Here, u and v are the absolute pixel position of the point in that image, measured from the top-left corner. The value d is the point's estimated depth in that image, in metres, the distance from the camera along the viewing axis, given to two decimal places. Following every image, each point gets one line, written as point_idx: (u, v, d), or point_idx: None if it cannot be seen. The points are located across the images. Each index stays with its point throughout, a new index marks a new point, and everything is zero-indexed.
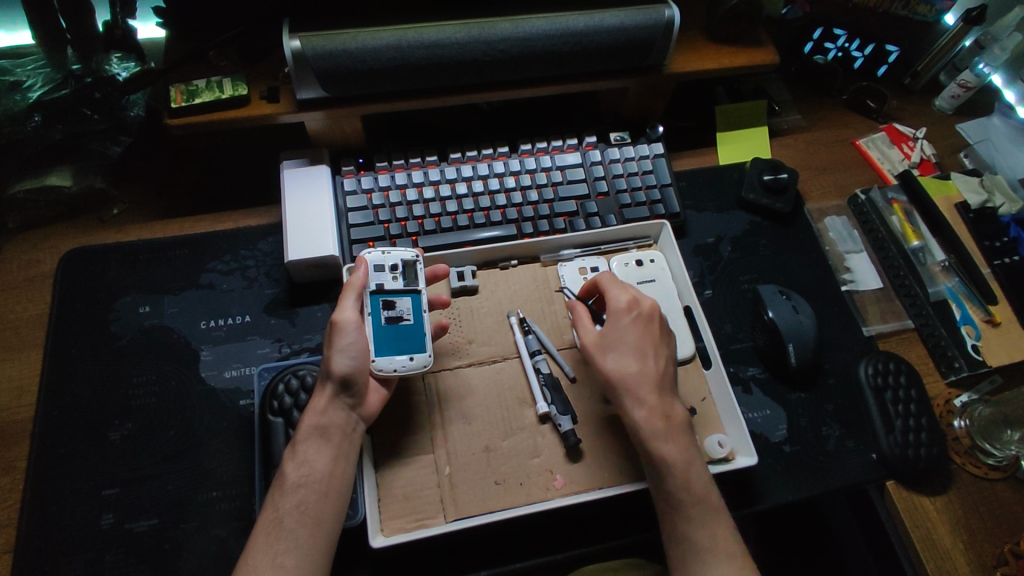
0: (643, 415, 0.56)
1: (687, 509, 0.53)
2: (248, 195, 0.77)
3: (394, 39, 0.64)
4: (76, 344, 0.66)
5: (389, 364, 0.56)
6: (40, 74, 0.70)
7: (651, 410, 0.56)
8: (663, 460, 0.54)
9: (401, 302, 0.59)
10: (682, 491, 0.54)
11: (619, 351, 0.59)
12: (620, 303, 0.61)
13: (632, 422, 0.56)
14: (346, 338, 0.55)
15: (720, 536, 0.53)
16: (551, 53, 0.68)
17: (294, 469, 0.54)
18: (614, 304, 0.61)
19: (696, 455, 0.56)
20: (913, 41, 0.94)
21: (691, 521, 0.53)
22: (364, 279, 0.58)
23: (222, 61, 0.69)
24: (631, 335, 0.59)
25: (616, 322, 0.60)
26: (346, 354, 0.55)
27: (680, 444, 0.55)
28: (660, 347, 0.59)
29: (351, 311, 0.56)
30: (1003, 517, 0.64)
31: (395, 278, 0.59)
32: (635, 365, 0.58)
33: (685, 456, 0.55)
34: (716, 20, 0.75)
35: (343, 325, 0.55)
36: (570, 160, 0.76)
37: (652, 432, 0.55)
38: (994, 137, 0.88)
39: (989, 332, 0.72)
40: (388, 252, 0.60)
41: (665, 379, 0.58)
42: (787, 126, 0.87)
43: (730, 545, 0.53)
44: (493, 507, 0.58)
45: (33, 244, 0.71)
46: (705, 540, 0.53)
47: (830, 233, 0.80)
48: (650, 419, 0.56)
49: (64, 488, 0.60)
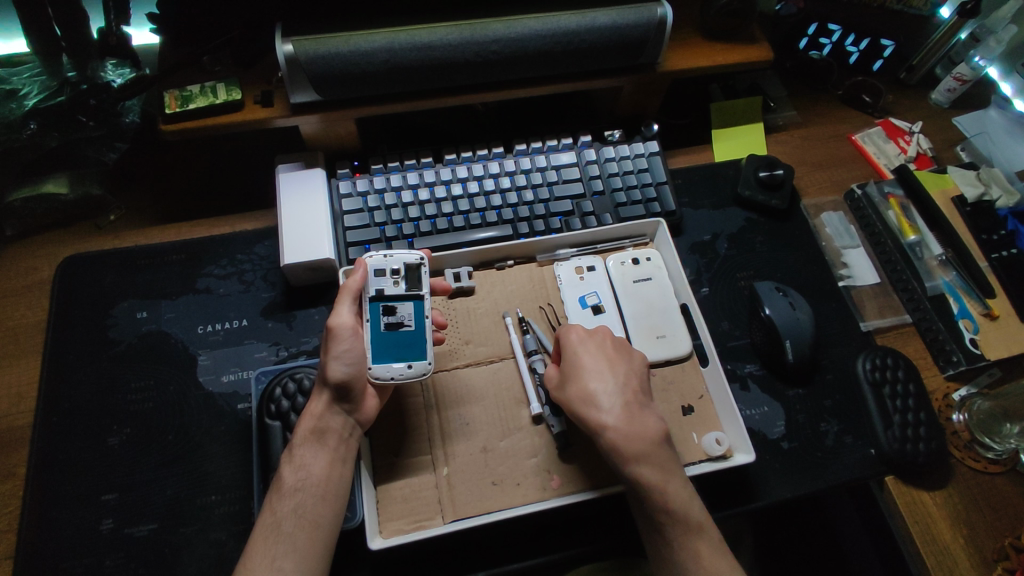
0: (614, 434, 0.53)
1: (669, 531, 0.52)
2: (244, 199, 0.77)
3: (387, 42, 0.64)
4: (74, 350, 0.67)
5: (386, 371, 0.56)
6: (35, 83, 0.70)
7: (620, 428, 0.54)
8: (642, 482, 0.53)
9: (402, 308, 0.59)
10: (660, 513, 0.52)
11: (577, 379, 0.56)
12: (572, 336, 0.59)
13: (606, 444, 0.54)
14: (342, 345, 0.56)
15: (705, 556, 0.52)
16: (543, 54, 0.68)
17: (291, 472, 0.54)
18: (565, 336, 0.59)
19: (673, 471, 0.54)
20: (909, 34, 0.94)
21: (675, 545, 0.52)
22: (361, 283, 0.57)
23: (216, 66, 0.70)
24: (588, 361, 0.57)
25: (569, 352, 0.58)
26: (341, 361, 0.56)
27: (657, 464, 0.53)
28: (617, 362, 0.58)
29: (347, 316, 0.56)
30: (1002, 511, 0.64)
31: (395, 283, 0.59)
32: (596, 386, 0.56)
33: (663, 475, 0.53)
34: (710, 17, 0.75)
35: (338, 330, 0.55)
36: (565, 160, 0.76)
37: (628, 451, 0.53)
38: (992, 129, 0.87)
39: (987, 325, 0.72)
40: (391, 255, 0.60)
41: (632, 394, 0.56)
42: (783, 122, 0.87)
43: (717, 562, 0.52)
44: (490, 508, 0.58)
45: (32, 251, 0.72)
46: (689, 561, 0.52)
47: (826, 229, 0.80)
48: (622, 438, 0.53)
49: (64, 495, 0.60)
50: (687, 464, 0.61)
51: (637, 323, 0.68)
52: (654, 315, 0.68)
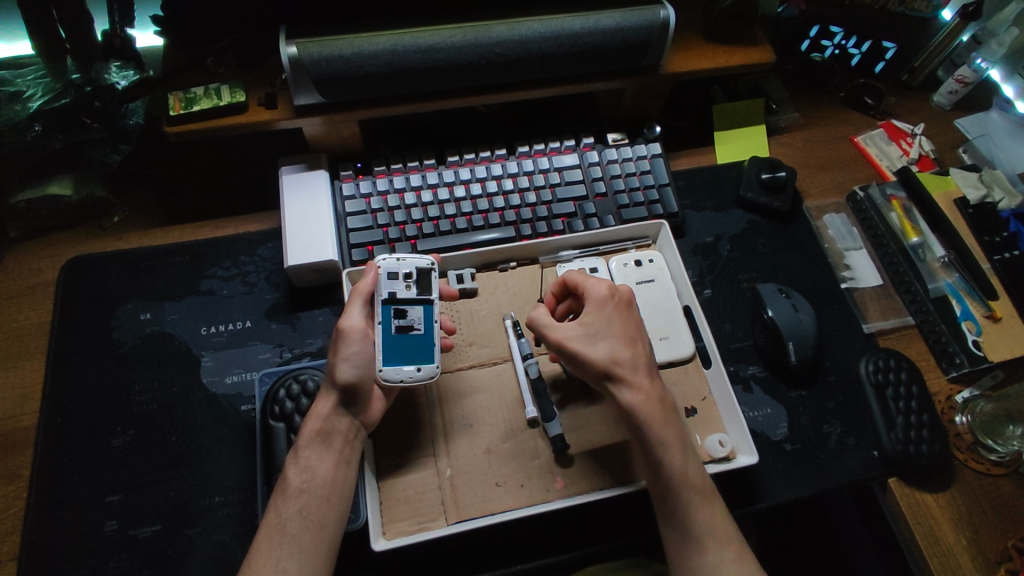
0: (642, 399, 0.54)
1: (687, 496, 0.53)
2: (248, 200, 0.77)
3: (390, 44, 0.64)
4: (78, 352, 0.67)
5: (396, 374, 0.57)
6: (39, 84, 0.71)
7: (648, 394, 0.54)
8: (663, 447, 0.53)
9: (413, 312, 0.59)
10: (679, 478, 0.53)
11: (612, 337, 0.55)
12: (601, 291, 0.57)
13: (634, 408, 0.54)
14: (352, 346, 0.56)
15: (717, 522, 0.53)
16: (547, 56, 0.68)
17: (296, 474, 0.54)
18: (594, 291, 0.57)
19: (685, 438, 0.55)
20: (910, 37, 0.94)
21: (690, 507, 0.53)
22: (372, 286, 0.58)
23: (220, 68, 0.70)
24: (621, 322, 0.57)
25: (601, 309, 0.57)
26: (350, 363, 0.55)
27: (674, 430, 0.55)
28: (641, 328, 0.58)
29: (357, 318, 0.56)
30: (1005, 512, 0.64)
31: (408, 288, 0.59)
32: (628, 350, 0.55)
33: (679, 440, 0.54)
34: (712, 20, 0.75)
35: (349, 333, 0.55)
36: (568, 162, 0.76)
37: (654, 416, 0.54)
38: (993, 132, 0.88)
39: (989, 327, 0.72)
40: (403, 260, 0.60)
41: (651, 361, 0.57)
42: (785, 124, 0.87)
43: (727, 528, 0.53)
44: (494, 509, 0.58)
45: (36, 253, 0.72)
46: (701, 527, 0.53)
47: (829, 231, 0.80)
48: (649, 403, 0.54)
49: (68, 496, 0.60)
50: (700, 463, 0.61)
51: None
52: (657, 317, 0.68)
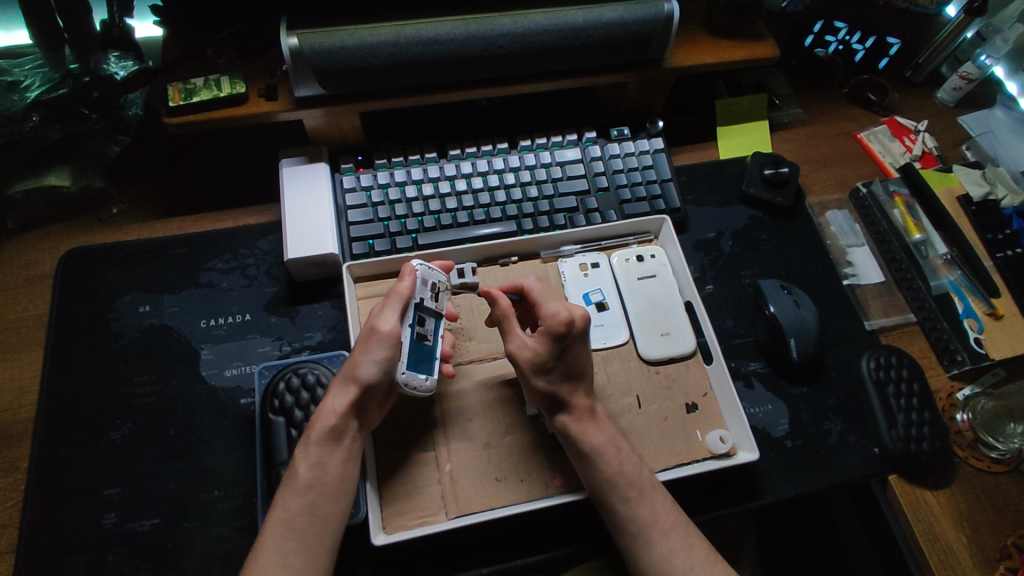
0: (568, 418, 0.56)
1: (622, 491, 0.54)
2: (248, 192, 0.77)
3: (392, 36, 0.63)
4: (75, 344, 0.66)
5: (413, 378, 0.56)
6: (38, 74, 0.70)
7: (579, 411, 0.57)
8: (595, 450, 0.55)
9: (429, 323, 0.59)
10: (618, 474, 0.55)
11: (561, 367, 0.56)
12: (555, 326, 0.54)
13: (563, 424, 0.56)
14: (384, 349, 0.54)
15: (661, 511, 0.55)
16: (550, 48, 0.68)
17: (306, 471, 0.53)
18: (549, 325, 0.54)
19: (622, 441, 0.57)
20: (915, 32, 0.93)
21: (630, 504, 0.54)
22: (411, 291, 0.57)
23: (220, 59, 0.69)
24: (572, 352, 0.56)
25: (551, 345, 0.55)
26: (378, 365, 0.54)
27: (605, 433, 0.57)
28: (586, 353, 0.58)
29: (395, 323, 0.55)
30: (1004, 510, 0.64)
31: (433, 297, 0.60)
32: (568, 380, 0.57)
33: (612, 443, 0.56)
34: (716, 13, 0.75)
35: (386, 335, 0.54)
36: (570, 156, 0.76)
37: (581, 430, 0.56)
38: (997, 128, 0.87)
39: (991, 325, 0.72)
40: (434, 270, 0.60)
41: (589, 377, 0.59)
42: (788, 119, 0.87)
43: (671, 516, 0.55)
44: (493, 504, 0.58)
45: (33, 244, 0.71)
46: (648, 516, 0.54)
47: (831, 227, 0.80)
48: (576, 423, 0.56)
49: (64, 489, 0.60)
50: (654, 470, 0.60)
51: (641, 320, 0.67)
52: (657, 313, 0.68)
